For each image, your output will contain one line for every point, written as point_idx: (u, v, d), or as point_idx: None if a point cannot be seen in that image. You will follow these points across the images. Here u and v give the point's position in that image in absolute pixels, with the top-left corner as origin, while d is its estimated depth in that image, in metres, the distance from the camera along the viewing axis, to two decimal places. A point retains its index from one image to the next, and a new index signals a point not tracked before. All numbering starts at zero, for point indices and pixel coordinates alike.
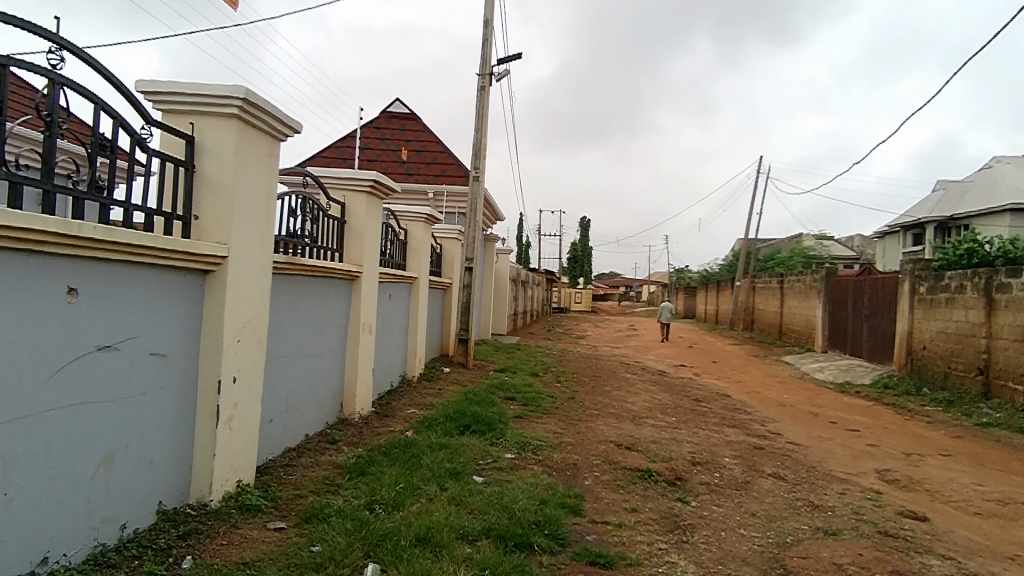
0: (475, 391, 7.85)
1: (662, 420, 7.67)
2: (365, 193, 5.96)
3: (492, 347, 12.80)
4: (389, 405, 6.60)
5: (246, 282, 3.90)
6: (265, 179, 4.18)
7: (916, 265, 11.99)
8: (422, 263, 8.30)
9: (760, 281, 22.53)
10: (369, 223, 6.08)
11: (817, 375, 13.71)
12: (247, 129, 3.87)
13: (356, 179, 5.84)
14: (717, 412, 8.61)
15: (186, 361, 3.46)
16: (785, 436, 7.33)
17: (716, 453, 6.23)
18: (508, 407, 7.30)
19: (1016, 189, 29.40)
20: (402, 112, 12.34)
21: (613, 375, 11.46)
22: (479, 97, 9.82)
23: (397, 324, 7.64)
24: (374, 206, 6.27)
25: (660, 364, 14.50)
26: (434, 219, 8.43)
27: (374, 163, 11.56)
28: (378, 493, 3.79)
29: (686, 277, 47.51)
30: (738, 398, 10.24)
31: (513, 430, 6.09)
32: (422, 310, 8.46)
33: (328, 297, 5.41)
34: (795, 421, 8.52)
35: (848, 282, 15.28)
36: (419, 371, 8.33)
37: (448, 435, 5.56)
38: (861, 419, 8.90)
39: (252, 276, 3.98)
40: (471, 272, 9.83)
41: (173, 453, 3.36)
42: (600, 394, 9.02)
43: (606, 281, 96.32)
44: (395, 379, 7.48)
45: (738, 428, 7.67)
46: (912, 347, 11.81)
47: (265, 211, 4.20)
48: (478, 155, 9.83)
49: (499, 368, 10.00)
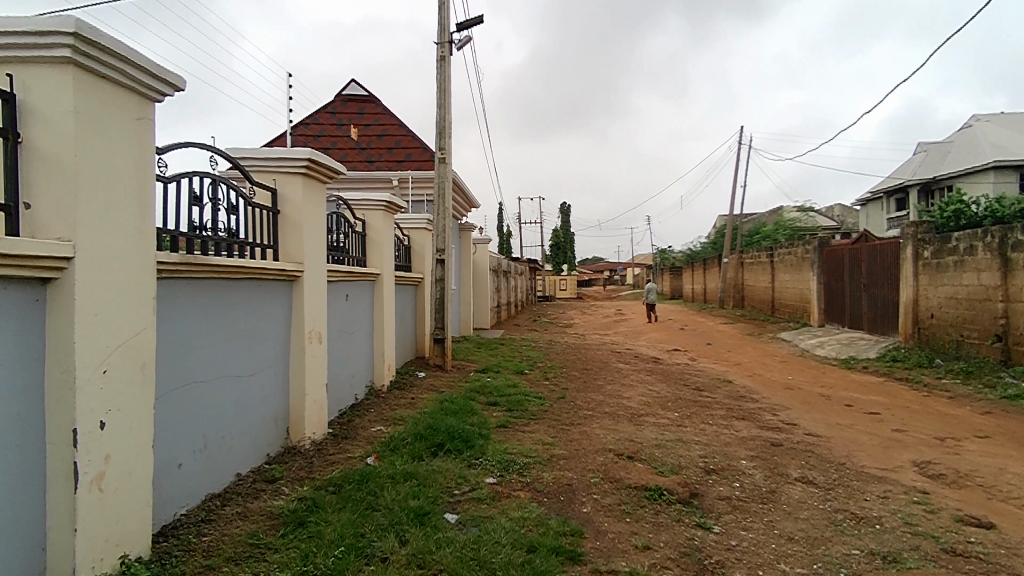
0: (453, 397, 6.94)
1: (664, 417, 6.84)
2: (300, 177, 4.98)
3: (473, 344, 11.89)
4: (351, 424, 5.65)
5: (114, 288, 2.97)
6: (135, 151, 3.26)
7: (919, 228, 11.27)
8: (385, 257, 7.34)
9: (749, 256, 21.84)
10: (309, 212, 5.11)
11: (818, 351, 13.01)
12: (95, 83, 2.95)
13: (288, 160, 4.86)
14: (722, 403, 7.81)
15: (23, 409, 2.51)
16: (802, 426, 6.55)
17: (730, 455, 5.41)
18: (490, 415, 6.41)
19: (998, 147, 29.01)
20: (359, 95, 11.31)
21: (604, 366, 10.63)
22: (439, 70, 8.86)
23: (359, 327, 6.68)
24: (316, 192, 5.31)
25: (652, 350, 13.70)
26: (396, 207, 7.45)
27: (331, 152, 10.52)
28: (312, 562, 2.91)
29: (671, 257, 46.90)
30: (741, 383, 9.46)
31: (496, 446, 5.19)
32: (389, 310, 7.50)
33: (258, 303, 4.42)
34: (809, 406, 7.75)
35: (843, 251, 14.59)
36: (389, 379, 7.40)
37: (417, 459, 4.65)
38: (878, 399, 8.17)
39: (123, 280, 3.05)
40: (444, 264, 8.89)
41: (8, 539, 2.42)
42: (593, 390, 8.17)
43: (590, 266, 95.66)
44: (359, 392, 6.54)
45: (748, 420, 6.87)
46: (918, 316, 11.14)
47: (138, 195, 3.28)
48: (443, 133, 8.89)
49: (480, 367, 9.10)
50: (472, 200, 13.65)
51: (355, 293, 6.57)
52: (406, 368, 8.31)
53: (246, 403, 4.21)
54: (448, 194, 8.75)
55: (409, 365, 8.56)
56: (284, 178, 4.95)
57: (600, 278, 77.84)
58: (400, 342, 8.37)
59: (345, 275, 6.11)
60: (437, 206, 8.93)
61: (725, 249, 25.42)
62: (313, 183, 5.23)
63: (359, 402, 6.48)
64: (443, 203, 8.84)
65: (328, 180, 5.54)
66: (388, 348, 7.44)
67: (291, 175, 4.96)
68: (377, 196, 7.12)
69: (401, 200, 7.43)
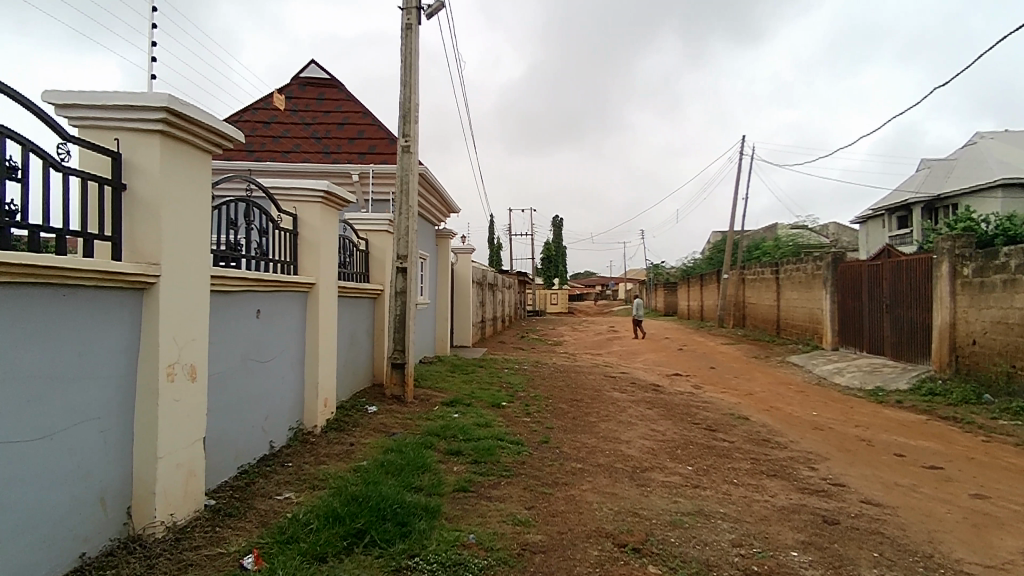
0: (404, 444, 5.38)
1: (675, 474, 5.32)
2: (158, 136, 3.42)
3: (447, 367, 10.32)
4: (247, 493, 4.07)
5: None
6: None
7: (956, 241, 9.88)
8: (324, 261, 5.74)
9: (750, 272, 20.47)
10: (177, 188, 3.53)
11: (837, 379, 11.56)
12: None
13: (136, 109, 3.31)
14: (743, 450, 6.31)
15: None
16: (854, 490, 5.05)
17: (774, 542, 3.89)
18: (449, 472, 4.86)
19: (1006, 165, 27.99)
20: (320, 78, 9.84)
21: (597, 396, 9.10)
22: (405, 41, 7.43)
23: (281, 353, 5.10)
24: (192, 162, 3.78)
25: (650, 375, 12.19)
26: (340, 200, 5.86)
27: (282, 141, 8.98)
28: None
29: (665, 274, 45.57)
30: (760, 421, 7.94)
31: (444, 531, 3.63)
32: (330, 329, 5.91)
33: (74, 324, 2.85)
34: (852, 457, 6.25)
35: (860, 268, 13.23)
36: (329, 418, 5.83)
37: (317, 563, 3.08)
38: (932, 446, 6.68)
39: None
40: (406, 273, 7.35)
41: None
42: (583, 431, 6.64)
43: (581, 282, 94.23)
44: (275, 440, 4.95)
45: (781, 477, 5.38)
46: (956, 343, 9.72)
47: None
48: (406, 117, 7.39)
49: (449, 399, 7.56)
50: (450, 203, 12.11)
51: (276, 308, 4.98)
52: (356, 400, 6.72)
53: (32, 483, 2.63)
54: (412, 191, 7.31)
55: (360, 396, 6.98)
56: (130, 134, 3.39)
57: (592, 293, 76.56)
58: (347, 368, 6.80)
59: (254, 284, 4.51)
60: (395, 203, 7.44)
61: (725, 264, 24.07)
62: (186, 147, 3.69)
63: (275, 453, 4.91)
64: (404, 200, 7.37)
65: (219, 145, 3.99)
66: (328, 377, 5.86)
67: (144, 130, 3.39)
68: (315, 182, 5.48)
69: (348, 193, 5.88)
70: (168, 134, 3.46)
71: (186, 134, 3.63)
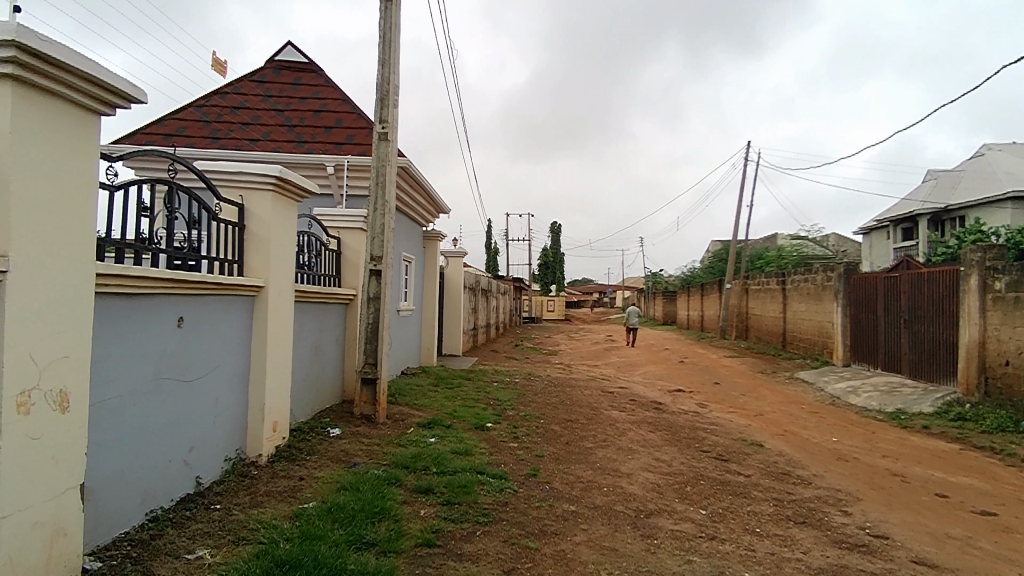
0: (363, 479, 4.51)
1: (688, 520, 4.46)
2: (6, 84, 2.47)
3: (430, 380, 9.45)
4: (149, 550, 3.21)
5: None
6: None
7: (987, 252, 9.06)
8: (278, 261, 4.87)
9: (754, 282, 19.68)
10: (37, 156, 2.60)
11: (852, 399, 10.73)
12: None
13: None
14: (763, 487, 5.45)
15: None
16: (903, 547, 4.21)
17: None
18: (413, 518, 4.00)
19: (1015, 176, 27.31)
20: (298, 62, 9.02)
21: (594, 416, 8.25)
22: (384, 16, 6.60)
23: (215, 370, 4.24)
24: (73, 123, 2.83)
25: (650, 391, 11.34)
26: (298, 189, 5.02)
27: (251, 129, 8.14)
28: None
29: (664, 282, 44.77)
30: (777, 450, 7.08)
31: None
32: (284, 341, 5.05)
33: None
34: (888, 499, 5.39)
35: (876, 280, 12.43)
36: (279, 444, 4.96)
37: None
38: (976, 484, 5.84)
39: None
40: (380, 277, 6.48)
41: None
42: (578, 461, 5.78)
43: (579, 289, 93.37)
44: (201, 476, 4.08)
45: (813, 526, 4.54)
46: (985, 363, 8.90)
47: None
48: (383, 101, 6.54)
49: (427, 419, 6.69)
50: (438, 202, 11.27)
51: (208, 315, 4.12)
52: (318, 421, 5.85)
53: None
54: (389, 184, 6.44)
55: (325, 415, 6.11)
56: None
57: (590, 301, 75.73)
58: (309, 384, 5.93)
59: (172, 285, 3.64)
60: (369, 197, 6.55)
61: (727, 273, 23.30)
62: (59, 100, 2.74)
63: (202, 491, 4.05)
64: (379, 194, 6.50)
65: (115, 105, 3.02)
66: (280, 397, 5.00)
67: None
68: (265, 166, 4.63)
69: (308, 182, 5.04)
70: (22, 80, 2.51)
71: (59, 85, 2.68)
